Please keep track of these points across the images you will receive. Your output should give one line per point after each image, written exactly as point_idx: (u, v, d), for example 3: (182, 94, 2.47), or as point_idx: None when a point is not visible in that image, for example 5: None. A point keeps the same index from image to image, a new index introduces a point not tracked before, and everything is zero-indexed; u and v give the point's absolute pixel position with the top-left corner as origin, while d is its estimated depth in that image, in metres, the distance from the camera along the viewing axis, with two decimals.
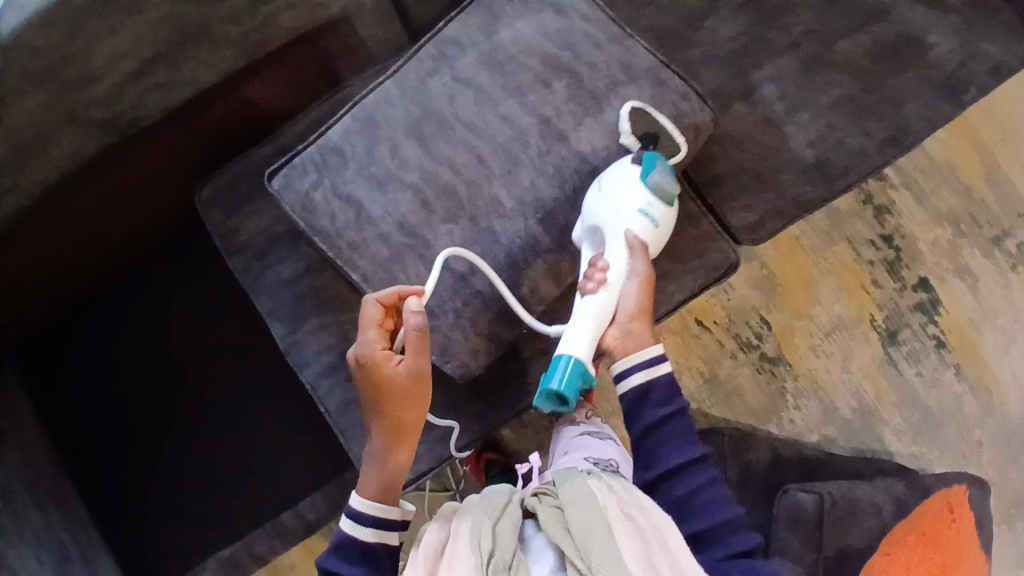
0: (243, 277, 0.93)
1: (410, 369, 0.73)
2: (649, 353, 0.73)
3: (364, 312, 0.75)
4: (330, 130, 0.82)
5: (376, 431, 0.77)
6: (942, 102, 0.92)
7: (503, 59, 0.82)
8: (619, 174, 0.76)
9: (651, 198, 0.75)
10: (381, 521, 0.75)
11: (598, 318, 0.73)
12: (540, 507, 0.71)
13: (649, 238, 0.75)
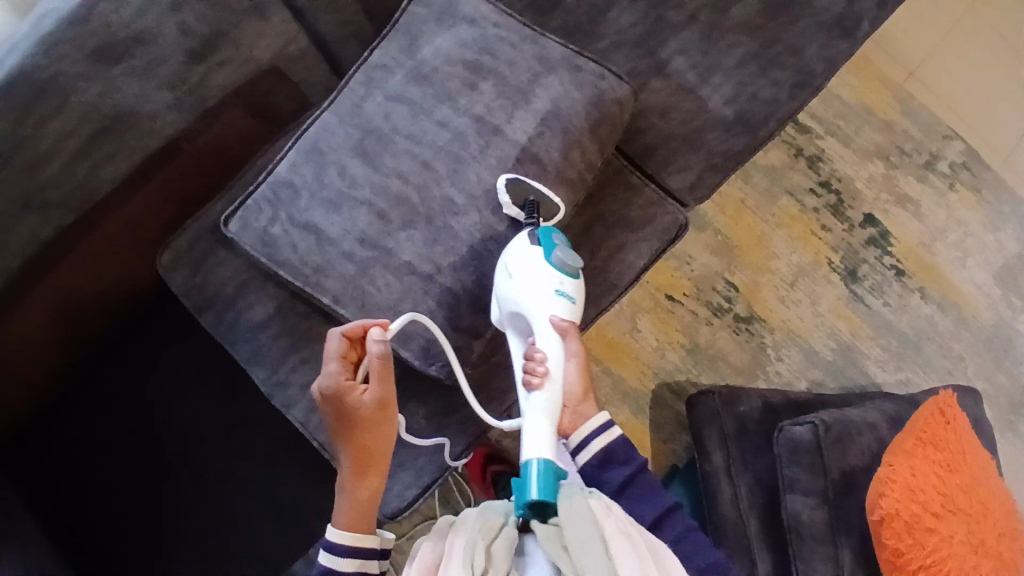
0: (218, 329, 0.95)
1: (374, 396, 0.77)
2: (596, 423, 0.82)
3: (328, 345, 0.78)
4: (278, 166, 0.86)
5: (345, 461, 0.80)
6: (838, 41, 0.99)
7: (428, 72, 0.87)
8: (526, 259, 0.79)
9: (563, 275, 0.80)
10: (356, 549, 0.77)
11: (549, 411, 0.77)
12: (540, 522, 0.72)
13: (570, 315, 0.80)
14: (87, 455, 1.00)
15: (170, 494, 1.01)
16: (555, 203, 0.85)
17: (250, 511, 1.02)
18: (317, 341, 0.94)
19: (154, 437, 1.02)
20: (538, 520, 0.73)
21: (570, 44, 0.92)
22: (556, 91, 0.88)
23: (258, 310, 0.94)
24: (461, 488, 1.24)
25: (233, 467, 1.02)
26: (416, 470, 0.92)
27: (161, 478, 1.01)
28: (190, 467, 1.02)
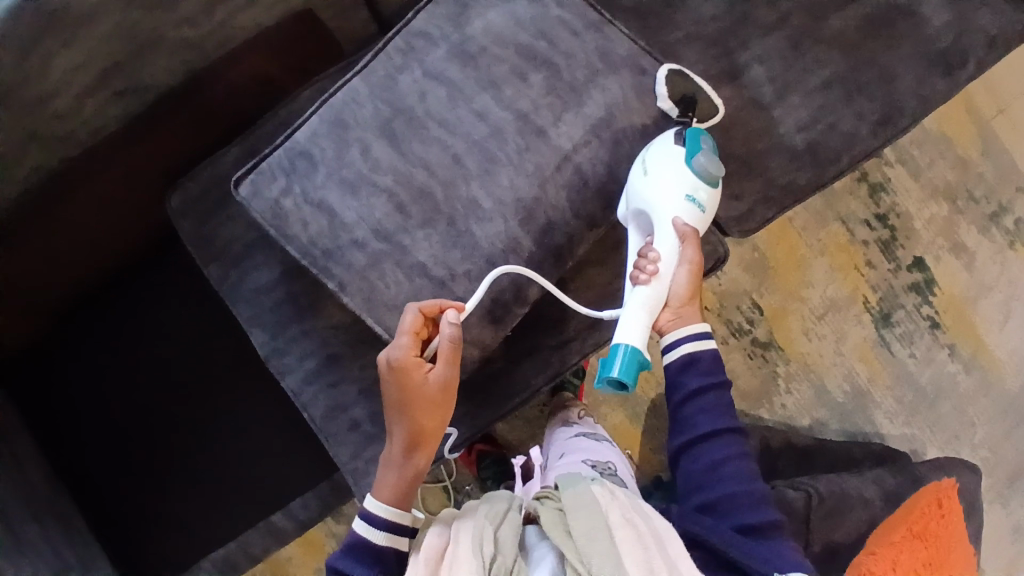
0: (221, 285, 0.91)
1: (443, 376, 0.74)
2: (699, 328, 0.76)
3: (402, 318, 0.74)
4: (298, 132, 0.79)
5: (397, 435, 0.77)
6: (937, 80, 0.88)
7: (475, 52, 0.78)
8: (666, 158, 0.75)
9: (698, 181, 0.75)
10: (394, 525, 0.75)
11: (650, 306, 0.72)
12: (541, 511, 0.73)
13: (696, 223, 0.75)
14: (85, 380, 1.00)
15: (161, 434, 1.01)
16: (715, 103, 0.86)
17: (236, 463, 1.02)
18: (320, 315, 0.90)
19: (152, 375, 1.01)
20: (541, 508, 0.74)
21: (637, 40, 0.82)
22: (615, 94, 0.79)
23: (261, 272, 0.90)
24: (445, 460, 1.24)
25: (224, 416, 1.02)
26: None
27: (153, 417, 1.01)
28: (183, 410, 1.02)
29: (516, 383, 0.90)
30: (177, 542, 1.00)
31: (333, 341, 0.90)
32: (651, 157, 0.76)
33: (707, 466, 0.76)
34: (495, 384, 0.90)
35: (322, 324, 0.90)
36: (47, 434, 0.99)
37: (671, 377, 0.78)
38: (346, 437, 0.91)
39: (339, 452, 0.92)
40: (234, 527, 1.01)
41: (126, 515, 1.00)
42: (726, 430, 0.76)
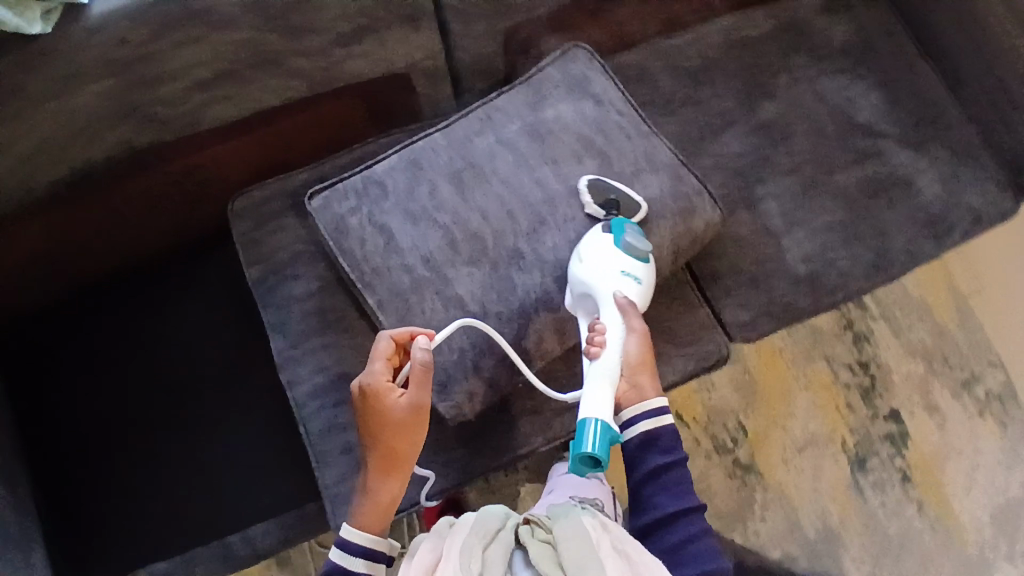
0: (256, 287, 0.95)
1: (411, 400, 0.76)
2: (652, 404, 0.82)
3: (375, 346, 0.79)
4: (377, 165, 0.89)
5: (370, 461, 0.80)
6: (925, 240, 1.02)
7: (544, 131, 0.90)
8: (598, 245, 0.81)
9: (634, 261, 0.81)
10: (371, 551, 0.78)
11: (611, 378, 0.76)
12: (529, 543, 0.68)
13: (635, 296, 0.80)
14: (77, 354, 0.98)
15: (133, 432, 0.97)
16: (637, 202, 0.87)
17: (200, 477, 0.96)
18: (344, 333, 0.92)
19: (146, 361, 0.99)
20: (527, 536, 0.69)
21: (678, 154, 0.95)
22: (654, 192, 0.90)
23: (297, 283, 0.94)
24: (410, 525, 1.21)
25: (204, 425, 0.98)
26: None
27: (135, 408, 0.98)
28: (166, 411, 0.98)
29: (517, 437, 0.91)
30: (120, 547, 0.93)
31: (349, 362, 0.92)
32: (586, 246, 0.81)
33: (674, 545, 0.79)
34: (493, 435, 0.90)
35: (343, 342, 0.92)
36: (21, 408, 0.96)
37: (631, 457, 0.83)
38: (337, 460, 0.90)
39: (325, 474, 0.90)
40: (181, 544, 0.94)
41: (76, 507, 0.94)
42: (689, 509, 0.81)
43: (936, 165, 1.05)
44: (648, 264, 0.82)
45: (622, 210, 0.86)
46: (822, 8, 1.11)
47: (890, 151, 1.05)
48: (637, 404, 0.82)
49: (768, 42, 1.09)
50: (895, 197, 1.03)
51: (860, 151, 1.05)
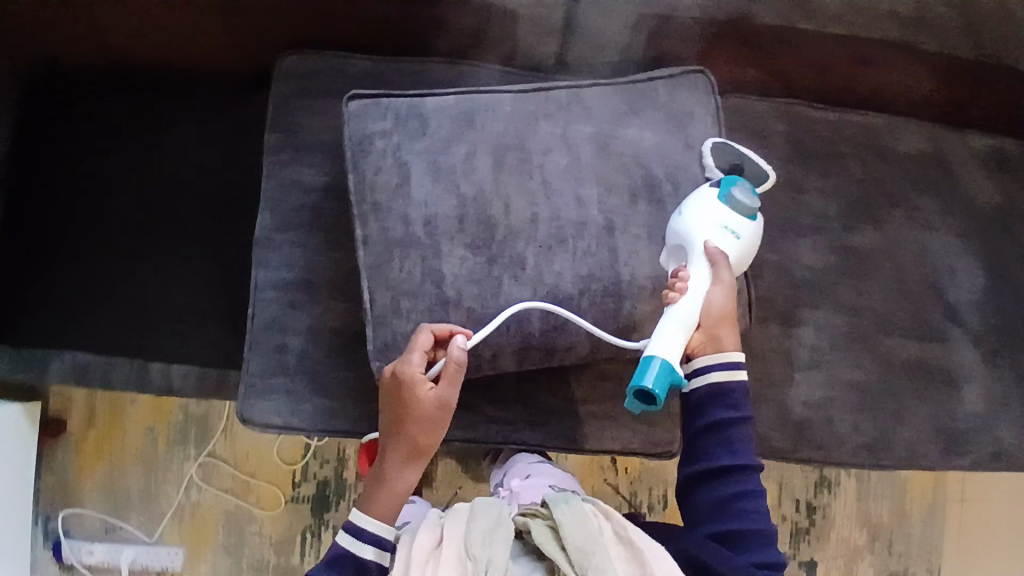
0: (270, 153, 0.90)
1: (442, 396, 0.73)
2: (728, 356, 0.73)
3: (415, 336, 0.75)
4: (430, 99, 0.81)
5: (389, 450, 0.76)
6: (931, 447, 0.94)
7: (613, 150, 0.80)
8: (702, 198, 0.76)
9: (738, 217, 0.74)
10: (381, 540, 0.77)
11: (684, 324, 0.71)
12: (530, 527, 0.74)
13: (730, 251, 0.74)
14: (88, 133, 1.00)
15: (114, 230, 1.00)
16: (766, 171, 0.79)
17: (147, 298, 0.99)
18: (328, 240, 0.90)
19: (142, 170, 1.00)
20: (530, 523, 0.75)
21: None
22: None
23: (311, 171, 0.90)
24: None
25: (168, 254, 1.00)
26: (292, 408, 0.87)
27: (116, 207, 1.00)
28: (141, 224, 1.00)
29: None
30: (49, 322, 0.98)
31: (319, 269, 0.89)
32: (693, 197, 0.76)
33: (721, 500, 0.74)
34: None
35: (323, 249, 0.89)
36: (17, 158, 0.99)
37: (693, 406, 0.75)
38: (266, 354, 0.88)
39: (250, 361, 0.88)
40: (101, 347, 0.98)
41: (30, 269, 0.98)
42: (745, 466, 0.74)
43: (995, 380, 0.96)
44: (754, 221, 0.75)
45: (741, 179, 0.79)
46: (974, 159, 1.00)
47: (953, 343, 0.95)
48: (714, 352, 0.74)
49: (901, 164, 0.98)
50: (929, 392, 0.95)
51: (924, 329, 0.95)
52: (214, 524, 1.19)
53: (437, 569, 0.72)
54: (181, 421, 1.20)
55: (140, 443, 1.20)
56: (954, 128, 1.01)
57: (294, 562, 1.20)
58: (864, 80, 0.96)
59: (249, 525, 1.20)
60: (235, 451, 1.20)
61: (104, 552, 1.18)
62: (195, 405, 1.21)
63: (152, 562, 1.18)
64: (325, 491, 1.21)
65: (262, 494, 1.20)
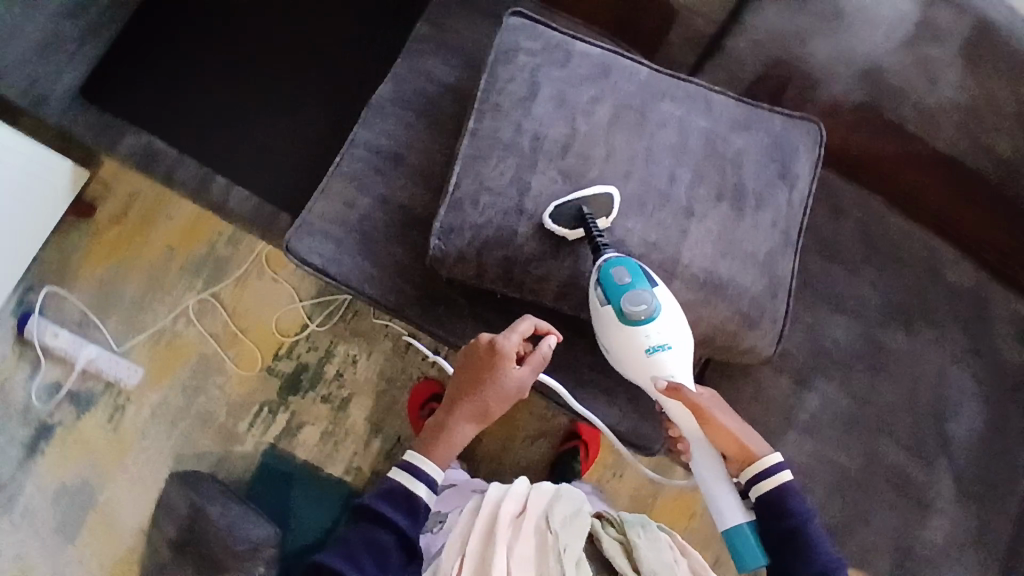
0: (414, 40, 0.98)
1: (522, 380, 0.81)
2: (759, 466, 0.82)
3: (516, 325, 0.81)
4: (581, 43, 0.88)
5: (459, 409, 0.84)
6: (880, 552, 0.96)
7: (716, 150, 0.86)
8: (609, 329, 0.78)
9: (645, 326, 0.76)
10: (435, 483, 0.86)
11: (716, 475, 0.81)
12: (604, 534, 0.91)
13: (673, 371, 0.78)
14: None
15: (243, 51, 1.06)
16: (603, 192, 0.80)
17: (241, 116, 1.04)
18: (431, 130, 0.94)
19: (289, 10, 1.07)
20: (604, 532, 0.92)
21: (792, 278, 0.88)
22: (746, 282, 0.85)
23: (442, 68, 0.96)
24: (327, 314, 1.20)
25: (277, 86, 1.05)
26: (333, 256, 0.90)
27: (251, 29, 1.06)
28: (266, 53, 1.06)
29: (460, 326, 0.90)
30: (147, 97, 1.03)
31: (412, 149, 0.93)
32: (609, 336, 0.79)
33: None
34: (444, 304, 0.90)
35: (423, 134, 0.94)
36: None
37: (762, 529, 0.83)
38: (335, 200, 0.91)
39: (317, 201, 0.92)
40: (180, 138, 1.03)
41: (150, 45, 1.04)
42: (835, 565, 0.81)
43: (965, 523, 0.98)
44: (662, 310, 0.76)
45: (596, 209, 0.80)
46: (1014, 323, 1.04)
47: (937, 473, 0.98)
48: (748, 467, 0.83)
49: (949, 295, 1.03)
50: (899, 505, 0.97)
51: (916, 446, 0.98)
52: (182, 361, 1.18)
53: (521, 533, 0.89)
54: (201, 255, 1.20)
55: (153, 258, 1.20)
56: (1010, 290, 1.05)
57: (239, 428, 1.17)
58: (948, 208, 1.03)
59: (214, 376, 1.18)
60: (234, 302, 1.20)
61: (69, 340, 1.16)
62: (223, 245, 1.21)
63: (109, 369, 1.16)
64: (301, 374, 1.19)
65: (240, 351, 1.19)
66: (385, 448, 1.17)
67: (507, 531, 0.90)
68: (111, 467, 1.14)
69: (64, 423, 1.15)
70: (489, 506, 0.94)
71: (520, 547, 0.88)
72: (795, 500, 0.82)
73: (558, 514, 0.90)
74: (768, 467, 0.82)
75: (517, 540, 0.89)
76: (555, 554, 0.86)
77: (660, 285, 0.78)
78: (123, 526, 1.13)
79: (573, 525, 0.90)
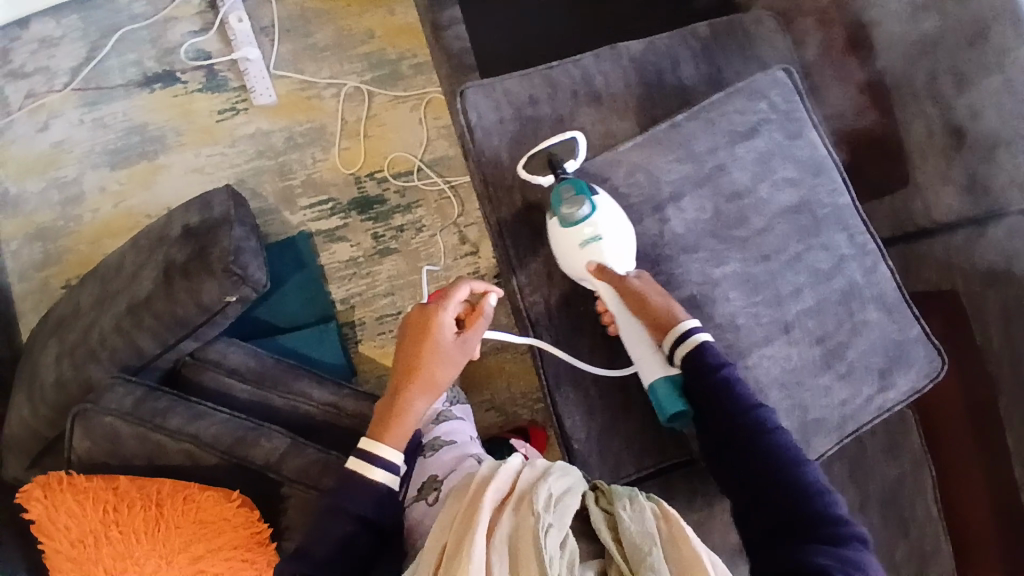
0: (689, 31, 0.99)
1: (461, 343, 0.78)
2: (675, 319, 0.78)
3: (450, 292, 0.78)
4: (815, 136, 0.88)
5: (399, 381, 0.78)
6: None
7: (848, 302, 0.84)
8: (553, 235, 0.82)
9: (585, 221, 0.79)
10: (388, 464, 0.76)
11: (641, 347, 0.80)
12: (592, 506, 0.73)
13: (599, 252, 0.79)
14: None
15: None
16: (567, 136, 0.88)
17: None
18: (640, 103, 0.96)
19: None
20: (593, 513, 0.72)
21: (818, 459, 0.84)
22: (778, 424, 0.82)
23: (689, 68, 0.98)
24: (435, 179, 1.24)
25: None
26: (487, 125, 0.93)
27: None
28: None
29: (529, 258, 0.92)
30: None
31: (615, 103, 0.95)
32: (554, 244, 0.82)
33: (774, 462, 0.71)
34: (531, 234, 0.92)
35: (633, 101, 0.96)
36: None
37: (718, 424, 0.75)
38: (527, 88, 0.95)
39: (514, 79, 0.95)
40: None
41: None
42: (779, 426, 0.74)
43: None
44: (601, 209, 0.80)
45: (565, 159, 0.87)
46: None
47: None
48: (667, 333, 0.78)
49: None
50: None
51: None
52: (305, 117, 1.24)
53: (497, 519, 0.69)
54: (387, 57, 1.27)
55: (354, 30, 1.27)
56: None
57: (299, 201, 1.22)
58: (980, 524, 0.91)
59: (317, 149, 1.24)
60: (379, 113, 1.26)
61: (244, 32, 1.23)
62: (408, 66, 1.27)
63: (252, 77, 1.23)
64: (375, 203, 1.23)
65: (350, 148, 1.24)
66: (384, 311, 1.20)
67: (485, 515, 0.69)
68: (190, 143, 1.23)
69: (186, 85, 1.24)
70: (477, 483, 0.74)
71: (499, 529, 0.68)
72: (716, 352, 0.77)
73: (544, 493, 0.70)
74: (688, 335, 0.77)
75: (498, 522, 0.69)
76: (534, 539, 0.66)
77: (602, 194, 0.82)
78: (160, 190, 1.22)
79: (559, 506, 0.70)
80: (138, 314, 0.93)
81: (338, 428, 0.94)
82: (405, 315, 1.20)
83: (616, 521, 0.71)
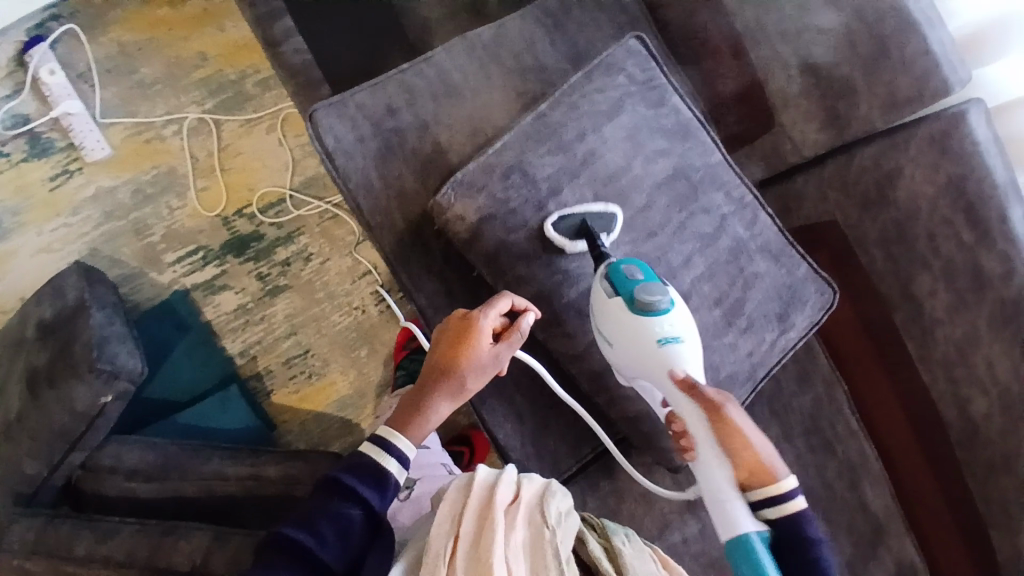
0: (539, 8, 0.94)
1: (496, 354, 0.74)
2: (771, 463, 0.68)
3: (495, 297, 0.75)
4: (678, 100, 0.87)
5: (430, 374, 0.74)
6: None
7: (740, 258, 0.85)
8: (617, 323, 0.74)
9: (660, 316, 0.73)
10: (402, 458, 0.71)
11: (720, 480, 0.68)
12: (591, 543, 0.72)
13: (689, 365, 0.74)
14: None
15: None
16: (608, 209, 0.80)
17: None
18: (502, 92, 0.91)
19: None
20: (594, 548, 0.71)
21: None
22: None
23: (545, 46, 0.93)
24: (310, 203, 1.16)
25: None
26: (348, 149, 0.86)
27: None
28: None
29: (421, 279, 0.88)
30: None
31: (477, 98, 0.90)
32: (614, 333, 0.75)
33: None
34: (418, 255, 0.88)
35: (495, 93, 0.91)
36: None
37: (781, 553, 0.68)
38: (379, 99, 0.87)
39: (362, 91, 0.87)
40: None
41: None
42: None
43: None
44: (675, 306, 0.75)
45: (595, 230, 0.79)
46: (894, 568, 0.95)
47: None
48: (764, 483, 0.67)
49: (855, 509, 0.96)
50: None
51: None
52: (150, 164, 1.12)
53: (514, 524, 0.68)
54: (227, 79, 1.15)
55: (182, 57, 1.14)
56: (910, 540, 0.96)
57: (165, 257, 1.11)
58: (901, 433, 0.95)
59: (171, 196, 1.12)
60: (233, 144, 1.15)
61: (62, 84, 1.09)
62: (253, 83, 1.16)
63: (79, 133, 1.09)
64: (251, 242, 1.14)
65: (210, 188, 1.13)
66: (288, 352, 1.13)
67: (500, 516, 0.68)
68: (31, 222, 1.09)
69: (9, 157, 1.09)
70: (478, 488, 0.71)
71: (514, 536, 0.67)
72: (813, 529, 0.67)
73: (555, 507, 0.70)
74: (787, 490, 0.66)
75: (511, 528, 0.68)
76: (551, 552, 0.66)
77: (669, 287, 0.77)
78: (9, 280, 1.08)
79: (568, 523, 0.70)
80: (11, 438, 0.84)
81: (257, 502, 0.86)
82: (311, 352, 1.14)
83: (613, 554, 0.73)
